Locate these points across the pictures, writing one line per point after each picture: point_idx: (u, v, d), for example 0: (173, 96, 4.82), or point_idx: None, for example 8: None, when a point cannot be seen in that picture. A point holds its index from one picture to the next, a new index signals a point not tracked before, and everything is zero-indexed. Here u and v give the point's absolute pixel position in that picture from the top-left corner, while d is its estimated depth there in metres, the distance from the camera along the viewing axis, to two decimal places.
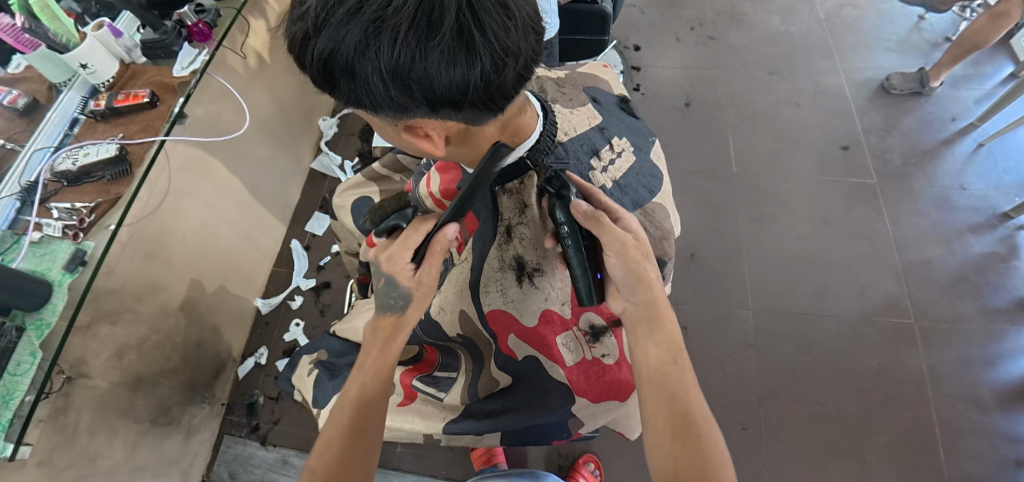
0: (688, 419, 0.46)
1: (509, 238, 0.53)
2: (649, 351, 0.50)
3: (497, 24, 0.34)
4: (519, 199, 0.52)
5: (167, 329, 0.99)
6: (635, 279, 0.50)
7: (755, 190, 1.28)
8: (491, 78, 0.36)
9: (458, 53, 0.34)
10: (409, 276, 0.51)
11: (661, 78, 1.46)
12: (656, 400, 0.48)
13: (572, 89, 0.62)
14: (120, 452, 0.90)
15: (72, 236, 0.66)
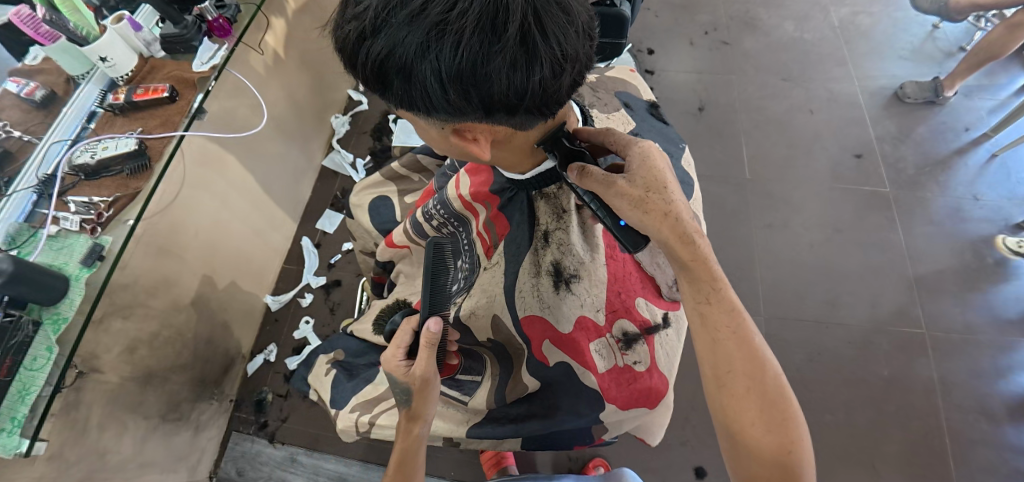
0: (758, 392, 0.45)
1: (546, 243, 0.53)
2: (702, 325, 0.47)
3: (558, 29, 0.34)
4: (558, 205, 0.53)
5: (178, 325, 0.98)
6: (644, 218, 0.45)
7: (768, 196, 1.28)
8: (548, 84, 0.36)
9: (520, 58, 0.33)
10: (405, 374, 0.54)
11: (674, 83, 1.46)
12: (727, 394, 0.46)
13: (605, 94, 0.64)
14: (130, 447, 0.90)
15: (90, 231, 0.65)
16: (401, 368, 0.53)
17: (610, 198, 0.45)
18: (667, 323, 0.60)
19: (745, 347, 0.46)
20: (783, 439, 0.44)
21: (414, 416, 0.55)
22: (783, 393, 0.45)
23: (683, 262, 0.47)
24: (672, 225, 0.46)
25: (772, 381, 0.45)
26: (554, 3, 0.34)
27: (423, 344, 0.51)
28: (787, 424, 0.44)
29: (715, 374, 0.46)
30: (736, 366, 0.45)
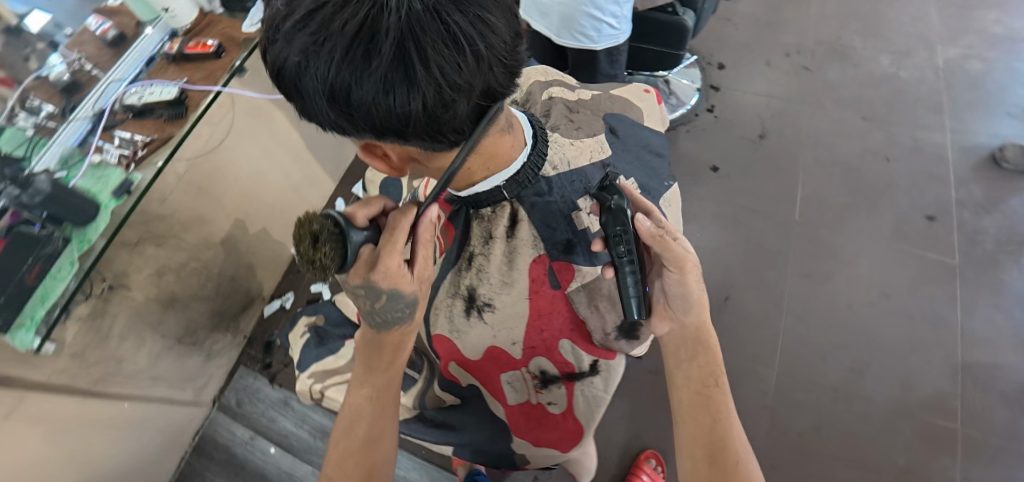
0: (744, 458, 0.50)
1: (470, 267, 0.57)
2: (689, 380, 0.55)
3: (441, 59, 0.33)
4: (488, 229, 0.55)
5: (205, 259, 1.07)
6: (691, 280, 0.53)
7: (814, 243, 1.17)
8: (436, 112, 0.36)
9: (396, 85, 0.34)
10: (411, 279, 0.51)
11: (739, 104, 1.36)
12: (711, 439, 0.52)
13: (585, 116, 0.62)
14: (145, 360, 0.99)
15: (125, 166, 0.71)
16: (406, 276, 0.50)
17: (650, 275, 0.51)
18: (596, 371, 0.60)
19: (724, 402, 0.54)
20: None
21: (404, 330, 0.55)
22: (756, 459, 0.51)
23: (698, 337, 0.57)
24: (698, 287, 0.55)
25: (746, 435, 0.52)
26: (439, 31, 0.33)
27: (427, 236, 0.51)
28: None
29: (705, 426, 0.53)
30: (728, 442, 0.51)
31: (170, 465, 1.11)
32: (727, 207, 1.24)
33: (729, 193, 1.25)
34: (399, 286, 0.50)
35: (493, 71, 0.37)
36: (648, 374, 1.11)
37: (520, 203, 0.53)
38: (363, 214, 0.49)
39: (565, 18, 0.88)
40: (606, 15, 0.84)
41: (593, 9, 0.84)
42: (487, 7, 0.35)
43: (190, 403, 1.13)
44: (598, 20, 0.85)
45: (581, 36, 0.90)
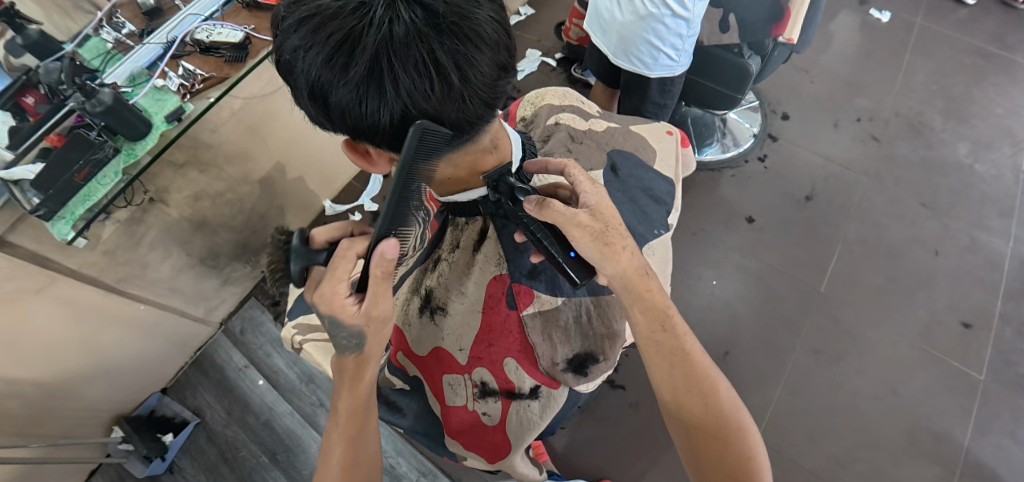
0: (710, 390, 0.53)
1: (435, 266, 0.66)
2: (658, 353, 0.54)
3: (410, 83, 0.39)
4: (457, 238, 0.65)
5: (241, 192, 1.14)
6: (604, 250, 0.51)
7: (833, 320, 1.12)
8: (400, 124, 0.42)
9: (368, 94, 0.39)
10: (354, 313, 0.50)
11: (793, 160, 1.30)
12: (688, 411, 0.53)
13: (585, 147, 0.69)
14: (168, 272, 1.07)
15: (181, 95, 0.77)
16: (348, 307, 0.49)
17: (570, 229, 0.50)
18: (535, 395, 0.64)
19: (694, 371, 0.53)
20: (734, 414, 0.52)
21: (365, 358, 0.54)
22: (724, 387, 0.54)
23: (639, 292, 0.54)
24: (630, 260, 0.52)
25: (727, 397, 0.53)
26: (413, 59, 0.38)
27: (380, 271, 0.47)
28: (736, 398, 0.54)
29: (674, 397, 0.54)
30: (693, 385, 0.53)
31: (170, 371, 1.20)
32: (752, 261, 1.20)
33: (758, 248, 1.21)
34: (339, 313, 0.49)
35: (464, 101, 0.43)
36: (628, 407, 1.09)
37: (492, 220, 0.62)
38: (323, 235, 0.52)
39: (625, 40, 0.88)
40: (667, 47, 0.83)
41: (655, 38, 0.83)
42: (469, 46, 0.40)
43: (198, 319, 1.21)
44: (659, 50, 0.84)
45: (637, 62, 0.89)
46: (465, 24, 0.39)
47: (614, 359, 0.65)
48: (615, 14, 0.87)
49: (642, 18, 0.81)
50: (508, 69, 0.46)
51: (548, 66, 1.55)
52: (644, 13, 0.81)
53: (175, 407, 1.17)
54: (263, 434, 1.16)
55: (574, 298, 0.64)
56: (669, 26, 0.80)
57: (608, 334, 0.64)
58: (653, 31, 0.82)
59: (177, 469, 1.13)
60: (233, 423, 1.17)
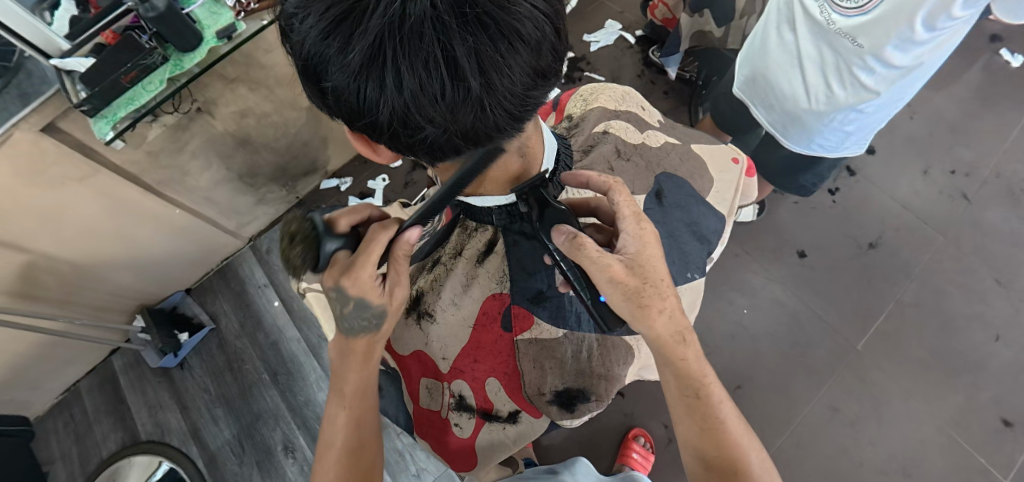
0: (741, 459, 0.48)
1: (431, 268, 0.61)
2: (687, 413, 0.50)
3: (415, 79, 0.32)
4: (463, 243, 0.60)
5: (287, 118, 1.13)
6: (636, 311, 0.47)
7: (861, 382, 1.03)
8: (400, 124, 0.36)
9: (364, 81, 0.33)
10: (381, 292, 0.51)
11: (868, 200, 1.17)
12: (714, 481, 0.49)
13: (631, 166, 0.63)
14: (206, 182, 1.08)
15: (236, 13, 0.73)
16: (376, 289, 0.50)
17: (602, 283, 0.47)
18: (513, 420, 0.64)
19: (728, 441, 0.49)
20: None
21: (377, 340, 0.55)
22: (758, 462, 0.49)
23: (671, 357, 0.49)
24: (668, 323, 0.48)
25: (762, 473, 0.49)
26: (423, 52, 0.31)
27: (405, 253, 0.49)
28: (768, 465, 0.50)
29: (702, 464, 0.50)
30: (723, 452, 0.48)
31: (197, 274, 1.24)
32: (793, 299, 1.11)
33: (802, 287, 1.12)
34: (366, 296, 0.50)
35: (479, 108, 0.36)
36: (622, 416, 1.07)
37: (503, 234, 0.57)
38: (347, 220, 0.49)
39: (794, 119, 0.79)
40: (851, 131, 0.75)
41: (841, 124, 0.74)
42: (497, 42, 0.33)
43: (229, 233, 1.24)
44: (838, 134, 0.76)
45: (802, 141, 0.80)
46: (497, 15, 0.32)
47: (607, 401, 0.62)
48: (785, 89, 0.78)
49: (830, 101, 0.73)
50: (544, 75, 0.39)
51: (624, 42, 1.44)
52: (836, 98, 0.72)
53: (194, 309, 1.22)
54: (269, 353, 1.18)
55: (574, 333, 0.60)
56: (863, 112, 0.71)
57: (605, 377, 0.61)
58: (841, 115, 0.73)
59: (187, 366, 1.17)
60: (244, 336, 1.20)
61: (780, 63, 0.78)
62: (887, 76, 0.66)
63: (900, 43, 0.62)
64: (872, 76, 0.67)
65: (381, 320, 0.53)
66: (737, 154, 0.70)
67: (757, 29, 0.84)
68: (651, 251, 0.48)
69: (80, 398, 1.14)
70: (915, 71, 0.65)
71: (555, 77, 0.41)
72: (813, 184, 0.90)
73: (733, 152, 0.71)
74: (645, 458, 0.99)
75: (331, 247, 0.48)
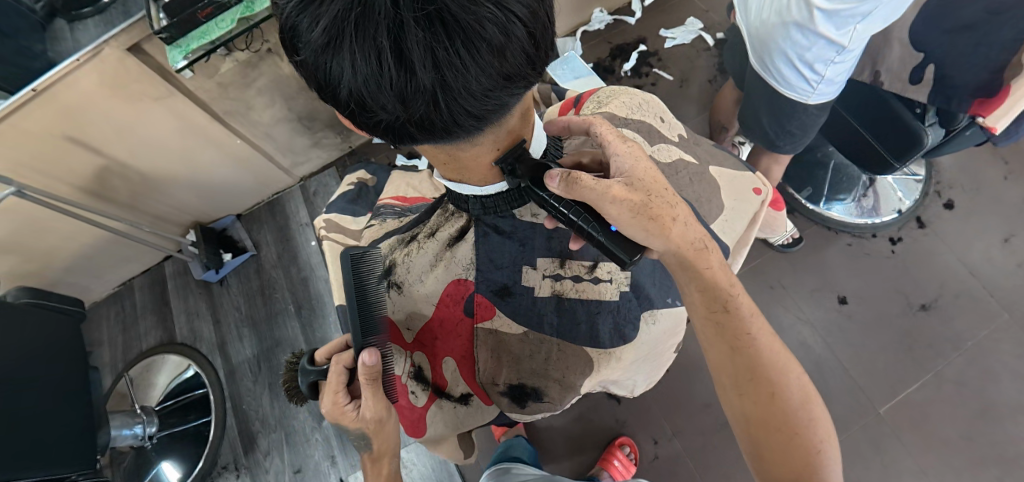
0: (777, 376, 0.49)
1: (409, 243, 0.64)
2: (718, 335, 0.52)
3: (369, 66, 0.32)
4: (440, 225, 0.63)
5: None
6: (648, 226, 0.47)
7: (874, 448, 0.96)
8: (358, 105, 0.36)
9: (324, 60, 0.33)
10: (356, 416, 0.53)
11: (933, 258, 1.06)
12: (749, 396, 0.50)
13: None
14: (267, 120, 1.15)
15: None
16: (350, 413, 0.53)
17: (608, 205, 0.45)
18: (464, 402, 0.65)
19: (760, 353, 0.50)
20: (804, 402, 0.49)
21: (379, 455, 0.56)
22: (793, 374, 0.50)
23: (701, 271, 0.51)
24: (682, 234, 0.49)
25: (797, 383, 0.50)
26: (378, 41, 0.31)
27: (367, 380, 0.50)
28: (807, 383, 0.50)
29: (735, 384, 0.51)
30: (759, 372, 0.50)
31: (249, 202, 1.34)
32: (820, 346, 1.04)
33: (836, 335, 1.04)
34: (343, 422, 0.53)
35: (435, 104, 0.35)
36: (614, 421, 1.06)
37: (476, 223, 0.59)
38: (324, 352, 0.58)
39: (760, 31, 0.72)
40: (804, 65, 0.68)
41: (793, 50, 0.67)
42: (457, 42, 0.32)
43: (282, 170, 1.32)
44: (793, 64, 0.69)
45: (764, 61, 0.74)
46: (460, 15, 0.31)
47: (560, 404, 0.62)
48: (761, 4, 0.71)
49: (787, 18, 0.65)
50: (514, 79, 0.37)
51: (702, 43, 1.36)
52: (789, 13, 0.65)
53: (241, 233, 1.32)
54: (298, 288, 1.26)
55: (534, 334, 0.60)
56: (809, 41, 0.64)
57: (557, 382, 0.60)
58: (795, 37, 0.66)
59: (225, 284, 1.28)
60: (279, 267, 1.29)
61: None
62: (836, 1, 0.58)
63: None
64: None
65: (369, 438, 0.54)
66: (760, 184, 0.67)
67: None
68: (645, 165, 0.50)
69: (132, 293, 1.28)
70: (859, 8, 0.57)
71: (530, 80, 0.39)
72: (785, 144, 0.84)
73: (757, 182, 0.67)
74: (626, 468, 0.98)
75: (311, 381, 0.56)
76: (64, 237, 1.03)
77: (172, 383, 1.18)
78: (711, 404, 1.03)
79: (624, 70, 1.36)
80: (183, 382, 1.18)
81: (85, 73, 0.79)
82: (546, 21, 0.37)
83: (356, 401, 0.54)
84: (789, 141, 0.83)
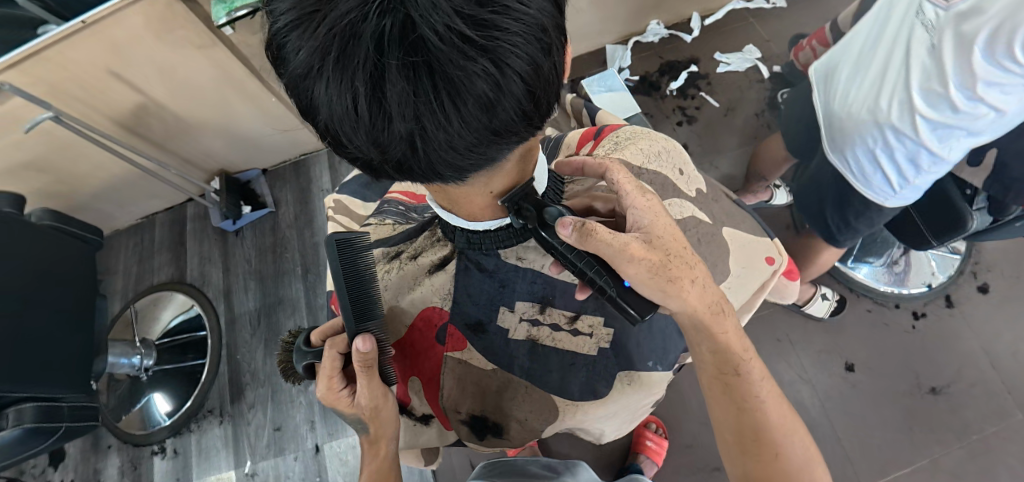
0: (783, 439, 0.49)
1: (390, 259, 0.63)
2: (726, 394, 0.50)
3: (344, 103, 0.30)
4: (423, 249, 0.62)
5: None
6: (667, 287, 0.45)
7: None
8: (334, 135, 0.34)
9: (304, 86, 0.32)
10: (351, 402, 0.55)
11: (955, 342, 1.01)
12: (752, 457, 0.49)
13: None
14: None
15: None
16: (344, 398, 0.55)
17: (623, 261, 0.44)
18: (423, 422, 0.65)
19: (769, 416, 0.49)
20: (805, 466, 0.49)
21: (376, 436, 0.58)
22: (795, 437, 0.50)
23: (714, 333, 0.49)
24: (701, 294, 0.47)
25: (800, 446, 0.50)
26: (356, 82, 0.29)
27: (362, 368, 0.51)
28: (809, 448, 0.50)
29: (739, 443, 0.50)
30: (765, 435, 0.49)
31: (276, 160, 1.36)
32: (817, 409, 1.00)
33: (835, 402, 1.00)
34: (337, 405, 0.55)
35: (411, 151, 0.33)
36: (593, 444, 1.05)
37: (458, 256, 0.58)
38: (319, 334, 0.58)
39: (838, 121, 0.70)
40: (874, 169, 0.65)
41: (871, 148, 0.64)
42: (442, 96, 0.30)
43: (312, 133, 1.33)
44: (865, 163, 0.66)
45: (834, 151, 0.70)
46: (449, 71, 0.29)
47: (517, 443, 0.63)
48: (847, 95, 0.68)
49: (875, 113, 0.63)
50: (505, 136, 0.35)
51: (757, 74, 1.30)
52: (879, 113, 0.62)
53: (263, 188, 1.34)
54: (307, 251, 1.28)
55: (502, 371, 0.60)
56: (892, 141, 0.62)
57: (517, 422, 0.61)
58: (878, 135, 0.63)
59: (240, 235, 1.31)
60: (294, 228, 1.31)
61: (860, 59, 0.69)
62: (946, 113, 0.56)
63: (975, 75, 0.53)
64: (929, 105, 0.57)
65: (365, 424, 0.57)
66: (774, 252, 0.64)
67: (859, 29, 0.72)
68: (665, 222, 0.48)
69: (153, 227, 1.32)
70: (965, 119, 0.56)
71: (524, 137, 0.37)
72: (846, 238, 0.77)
73: (772, 250, 0.64)
74: None
75: (307, 363, 0.56)
76: (96, 165, 1.07)
77: (174, 320, 1.22)
78: (693, 445, 0.99)
79: (670, 89, 1.31)
80: (185, 320, 1.22)
81: (133, 14, 0.80)
82: (551, 80, 0.34)
83: (350, 386, 0.55)
84: (851, 236, 0.76)
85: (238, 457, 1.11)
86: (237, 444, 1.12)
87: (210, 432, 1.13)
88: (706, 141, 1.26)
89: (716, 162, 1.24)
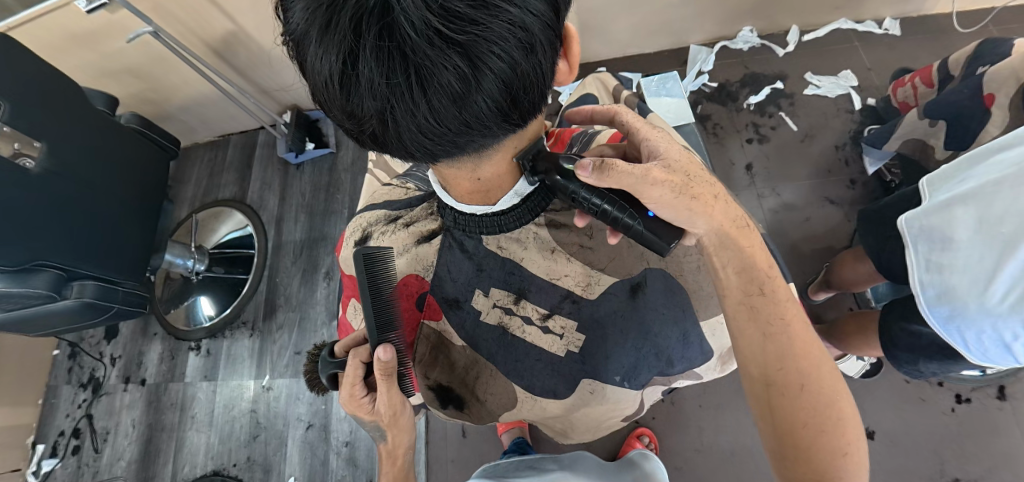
0: (812, 372, 0.45)
1: (388, 223, 0.67)
2: (751, 321, 0.48)
3: (325, 70, 0.33)
4: (417, 219, 0.65)
5: None
6: (691, 204, 0.46)
7: None
8: (319, 99, 0.37)
9: (297, 47, 0.35)
10: (372, 410, 0.53)
11: (999, 438, 0.91)
12: (782, 388, 0.45)
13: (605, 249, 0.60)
14: None
15: None
16: (366, 405, 0.53)
17: (650, 187, 0.45)
18: None
19: (797, 341, 0.46)
20: (834, 398, 0.45)
21: (395, 443, 0.58)
22: (826, 368, 0.46)
23: (727, 265, 0.50)
24: (724, 214, 0.48)
25: (829, 374, 0.46)
26: (335, 53, 0.32)
27: (384, 377, 0.49)
28: (838, 379, 0.46)
29: (766, 374, 0.46)
30: (791, 363, 0.45)
31: None
32: None
33: None
34: (360, 414, 0.54)
35: (384, 128, 0.36)
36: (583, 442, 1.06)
37: (444, 233, 0.61)
38: (343, 346, 0.56)
39: (936, 261, 0.58)
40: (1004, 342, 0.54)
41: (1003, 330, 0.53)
42: (411, 81, 0.32)
43: None
44: (983, 332, 0.55)
45: (925, 294, 0.60)
46: (419, 59, 0.31)
47: (475, 419, 0.68)
48: (960, 248, 0.55)
49: (992, 283, 0.52)
50: (478, 129, 0.37)
51: (848, 103, 1.19)
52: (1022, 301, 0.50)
53: (328, 129, 1.39)
54: (353, 197, 1.34)
55: (470, 351, 0.63)
56: None
57: (478, 401, 0.65)
58: (993, 308, 0.53)
59: (300, 169, 1.39)
60: (346, 172, 1.37)
61: (971, 192, 0.55)
62: None
63: None
64: None
65: (384, 430, 0.56)
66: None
67: (983, 152, 0.58)
68: (678, 148, 0.50)
69: (227, 147, 1.44)
70: None
71: (500, 133, 0.38)
72: (933, 374, 0.67)
73: None
74: None
75: (331, 372, 0.55)
76: (184, 81, 1.16)
77: (228, 235, 1.33)
78: (681, 468, 0.96)
79: (748, 102, 1.23)
80: (238, 236, 1.33)
81: None
82: (531, 82, 0.35)
83: (373, 394, 0.53)
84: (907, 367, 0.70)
85: (259, 370, 1.21)
86: (262, 357, 1.22)
87: (240, 342, 1.24)
88: (773, 164, 1.18)
89: (778, 189, 1.15)
